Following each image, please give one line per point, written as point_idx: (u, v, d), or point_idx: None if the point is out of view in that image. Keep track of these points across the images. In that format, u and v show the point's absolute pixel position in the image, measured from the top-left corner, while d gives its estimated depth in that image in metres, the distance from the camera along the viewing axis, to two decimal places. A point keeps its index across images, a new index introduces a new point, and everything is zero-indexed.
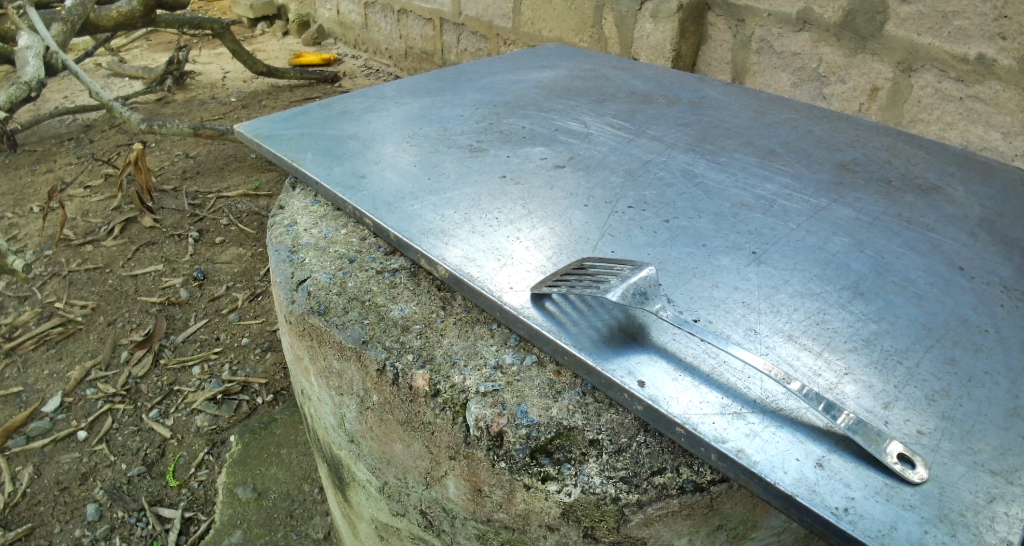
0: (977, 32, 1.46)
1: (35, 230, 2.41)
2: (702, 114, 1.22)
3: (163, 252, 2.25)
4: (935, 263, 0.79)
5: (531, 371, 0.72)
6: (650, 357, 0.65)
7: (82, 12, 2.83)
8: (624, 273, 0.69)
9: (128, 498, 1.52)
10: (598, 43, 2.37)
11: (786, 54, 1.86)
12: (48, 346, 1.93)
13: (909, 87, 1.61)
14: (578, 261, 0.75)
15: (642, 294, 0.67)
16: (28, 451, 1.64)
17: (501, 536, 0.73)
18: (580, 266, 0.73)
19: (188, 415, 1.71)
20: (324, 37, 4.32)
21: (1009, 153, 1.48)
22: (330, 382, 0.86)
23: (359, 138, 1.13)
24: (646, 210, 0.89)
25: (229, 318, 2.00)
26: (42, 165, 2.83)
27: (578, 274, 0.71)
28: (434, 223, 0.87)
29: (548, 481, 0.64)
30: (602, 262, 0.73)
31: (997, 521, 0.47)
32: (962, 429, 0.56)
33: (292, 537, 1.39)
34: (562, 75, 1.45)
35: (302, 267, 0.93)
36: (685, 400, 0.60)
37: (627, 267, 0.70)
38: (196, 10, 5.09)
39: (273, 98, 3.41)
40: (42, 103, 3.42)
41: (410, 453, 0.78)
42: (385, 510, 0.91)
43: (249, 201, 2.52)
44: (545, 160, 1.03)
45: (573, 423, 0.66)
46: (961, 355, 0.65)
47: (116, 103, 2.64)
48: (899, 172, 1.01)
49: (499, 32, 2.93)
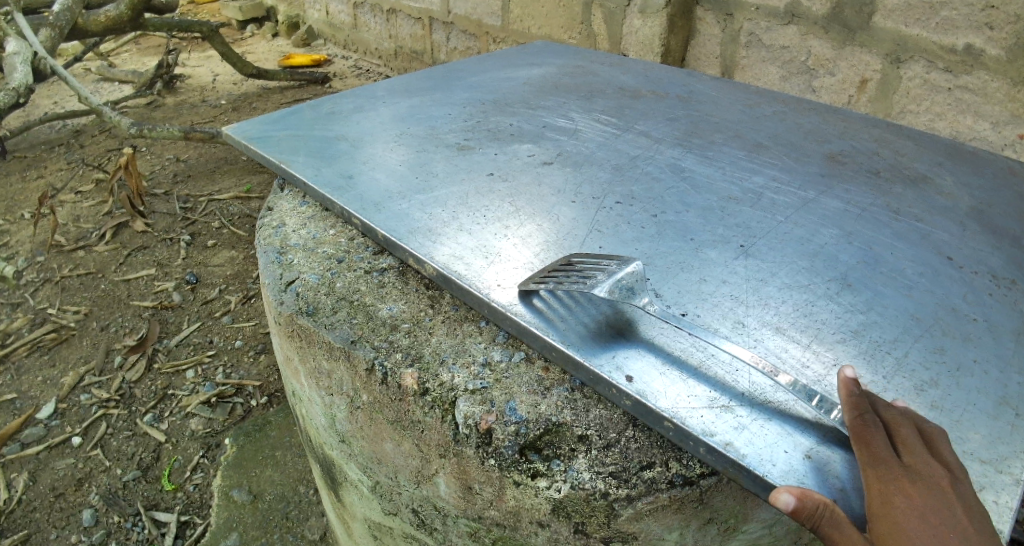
0: (964, 23, 1.47)
1: (26, 236, 2.39)
2: (690, 108, 1.22)
3: (155, 256, 2.25)
4: (924, 253, 0.80)
5: (520, 368, 0.72)
6: (638, 352, 0.65)
7: (70, 17, 2.81)
8: (611, 268, 0.69)
9: (124, 503, 1.52)
10: (588, 39, 2.37)
11: (775, 47, 1.86)
12: (41, 353, 1.92)
13: (898, 78, 1.62)
14: (565, 257, 0.75)
15: (629, 290, 0.67)
16: (23, 458, 1.63)
17: (493, 534, 0.73)
18: (566, 263, 0.73)
19: (183, 419, 1.71)
20: (314, 38, 4.31)
21: (999, 143, 1.49)
22: (320, 383, 0.86)
23: (348, 138, 1.13)
24: (634, 206, 0.89)
25: (223, 321, 1.99)
26: (33, 170, 2.82)
27: (566, 270, 0.71)
28: (423, 222, 0.87)
29: (537, 477, 0.64)
30: (590, 257, 0.73)
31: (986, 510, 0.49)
32: (951, 419, 0.57)
33: (289, 538, 1.39)
34: (551, 72, 1.45)
35: (290, 268, 0.92)
36: (674, 394, 0.60)
37: (614, 262, 0.70)
38: (185, 13, 5.08)
39: (263, 100, 3.40)
40: (31, 109, 3.40)
41: (401, 451, 0.78)
42: (377, 510, 0.91)
43: (241, 204, 2.51)
44: (533, 157, 1.03)
45: (562, 418, 0.66)
46: (951, 344, 0.65)
47: (106, 107, 2.62)
48: (886, 163, 1.02)
49: (489, 30, 2.92)
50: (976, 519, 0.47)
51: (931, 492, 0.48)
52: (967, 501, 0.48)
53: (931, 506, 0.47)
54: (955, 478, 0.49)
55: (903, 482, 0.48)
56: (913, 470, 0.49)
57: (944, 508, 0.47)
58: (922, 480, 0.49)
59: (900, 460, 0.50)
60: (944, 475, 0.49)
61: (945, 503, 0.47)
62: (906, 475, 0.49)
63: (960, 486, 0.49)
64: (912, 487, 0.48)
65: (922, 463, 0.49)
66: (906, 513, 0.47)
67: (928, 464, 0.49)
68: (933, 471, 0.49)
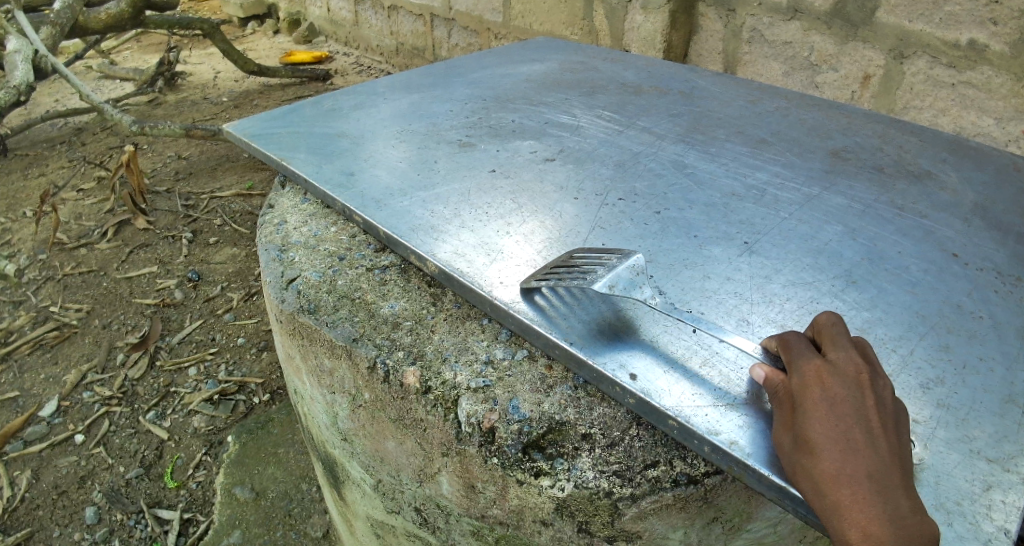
0: (968, 18, 1.46)
1: (28, 234, 2.39)
2: (692, 104, 1.21)
3: (157, 254, 2.25)
4: (929, 250, 0.79)
5: (523, 366, 0.72)
6: (643, 351, 0.65)
7: (71, 15, 2.80)
8: (611, 262, 0.68)
9: (127, 501, 1.52)
10: (589, 35, 2.36)
11: (778, 43, 1.84)
12: (44, 351, 1.92)
13: (901, 74, 1.61)
14: (567, 253, 0.74)
15: (630, 284, 0.67)
16: (26, 455, 1.63)
17: (496, 532, 0.73)
18: (568, 258, 0.72)
19: (186, 417, 1.71)
20: (315, 35, 4.30)
21: (1003, 138, 1.48)
22: (322, 381, 0.86)
23: (349, 135, 1.12)
24: (637, 202, 0.88)
25: (225, 319, 1.99)
26: (34, 168, 2.82)
27: (567, 267, 0.70)
28: (424, 219, 0.87)
29: (541, 476, 0.64)
30: (591, 252, 0.72)
31: (994, 509, 0.49)
32: (957, 418, 0.57)
33: (291, 536, 1.39)
34: (552, 68, 1.44)
35: (292, 266, 0.92)
36: (679, 392, 0.60)
37: (614, 256, 0.70)
38: (187, 10, 5.07)
39: (265, 97, 3.40)
40: (32, 107, 3.40)
41: (403, 450, 0.77)
42: (380, 508, 0.90)
43: (242, 201, 2.51)
44: (535, 154, 1.02)
45: (566, 417, 0.66)
46: (956, 341, 0.65)
47: (107, 104, 2.62)
48: (890, 159, 1.01)
49: (490, 26, 2.91)
50: (886, 410, 0.50)
51: (847, 385, 0.51)
52: (881, 395, 0.51)
53: (845, 397, 0.50)
54: (873, 372, 0.53)
55: (821, 374, 0.52)
56: (833, 364, 0.53)
57: (857, 398, 0.50)
58: (840, 373, 0.52)
59: (823, 358, 0.54)
60: (864, 368, 0.52)
61: (858, 393, 0.50)
62: (825, 367, 0.52)
63: (877, 381, 0.52)
64: (829, 378, 0.52)
65: (843, 360, 0.53)
66: (817, 403, 0.50)
67: (850, 360, 0.53)
68: (853, 366, 0.52)
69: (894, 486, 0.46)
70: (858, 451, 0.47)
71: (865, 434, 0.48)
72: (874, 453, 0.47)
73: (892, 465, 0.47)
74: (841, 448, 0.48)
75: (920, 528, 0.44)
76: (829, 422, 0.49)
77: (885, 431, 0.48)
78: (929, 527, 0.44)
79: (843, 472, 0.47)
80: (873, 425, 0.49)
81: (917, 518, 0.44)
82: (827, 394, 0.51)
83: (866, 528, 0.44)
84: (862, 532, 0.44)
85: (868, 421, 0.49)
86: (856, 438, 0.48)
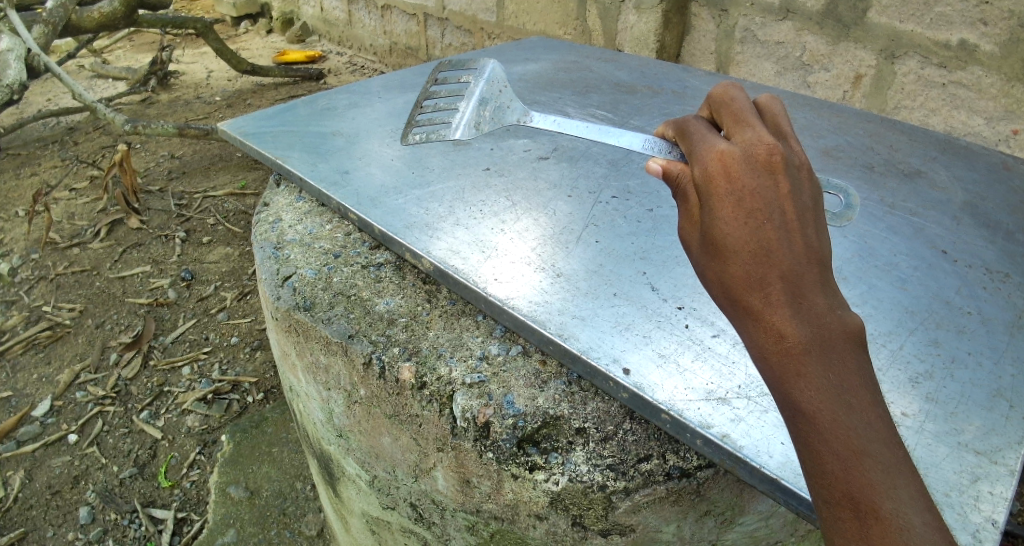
0: (959, 19, 1.48)
1: (21, 234, 2.38)
2: (686, 103, 1.22)
3: (150, 253, 2.24)
4: (920, 247, 0.80)
5: (517, 361, 0.73)
6: (635, 345, 0.65)
7: (64, 14, 2.77)
8: (469, 87, 1.00)
9: (121, 500, 1.52)
10: (583, 35, 2.36)
11: (770, 43, 1.86)
12: (37, 351, 1.91)
13: (893, 74, 1.62)
14: (431, 80, 1.04)
15: (485, 101, 0.99)
16: (18, 455, 1.63)
17: (491, 527, 0.73)
18: (433, 85, 1.04)
19: (179, 416, 1.70)
20: (308, 34, 4.28)
21: (992, 138, 1.50)
22: (318, 377, 0.86)
23: (343, 134, 1.12)
24: (630, 200, 0.89)
25: (218, 319, 1.98)
26: (26, 168, 2.80)
27: (432, 100, 1.03)
28: (419, 217, 0.87)
29: (536, 471, 0.64)
30: (450, 76, 1.03)
31: (980, 500, 0.50)
32: (946, 411, 0.58)
33: (286, 534, 1.40)
34: (547, 67, 1.45)
35: (287, 263, 0.92)
36: (671, 386, 0.60)
37: (470, 78, 1.00)
38: (178, 10, 5.05)
39: (258, 97, 3.38)
40: (24, 106, 3.38)
41: (398, 445, 0.78)
42: (375, 504, 0.91)
43: (236, 201, 2.50)
44: (529, 152, 1.01)
45: (560, 412, 0.67)
46: (945, 337, 0.66)
47: (100, 103, 2.60)
48: (882, 157, 1.02)
49: (484, 25, 2.91)
50: (798, 197, 0.50)
51: (756, 173, 0.50)
52: (791, 180, 0.50)
53: (754, 188, 0.49)
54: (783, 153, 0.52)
55: (728, 164, 0.51)
56: (740, 151, 0.51)
57: (768, 188, 0.49)
58: (751, 162, 0.50)
59: (730, 144, 0.52)
60: (776, 149, 0.50)
61: (767, 181, 0.49)
62: (732, 155, 0.51)
63: (787, 163, 0.51)
64: (737, 167, 0.50)
65: (752, 145, 0.52)
66: (727, 200, 0.49)
67: (759, 146, 0.51)
68: (763, 151, 0.51)
69: (808, 285, 0.47)
70: (768, 246, 0.47)
71: (777, 229, 0.48)
72: (786, 248, 0.47)
73: (806, 262, 0.47)
74: (753, 249, 0.47)
75: (834, 326, 0.46)
76: (739, 219, 0.48)
77: (799, 224, 0.48)
78: (843, 323, 0.46)
79: (753, 273, 0.47)
80: (787, 218, 0.48)
81: (832, 316, 0.47)
82: (735, 188, 0.49)
83: (781, 332, 0.46)
84: (777, 336, 0.46)
85: (780, 212, 0.48)
86: (767, 233, 0.48)
